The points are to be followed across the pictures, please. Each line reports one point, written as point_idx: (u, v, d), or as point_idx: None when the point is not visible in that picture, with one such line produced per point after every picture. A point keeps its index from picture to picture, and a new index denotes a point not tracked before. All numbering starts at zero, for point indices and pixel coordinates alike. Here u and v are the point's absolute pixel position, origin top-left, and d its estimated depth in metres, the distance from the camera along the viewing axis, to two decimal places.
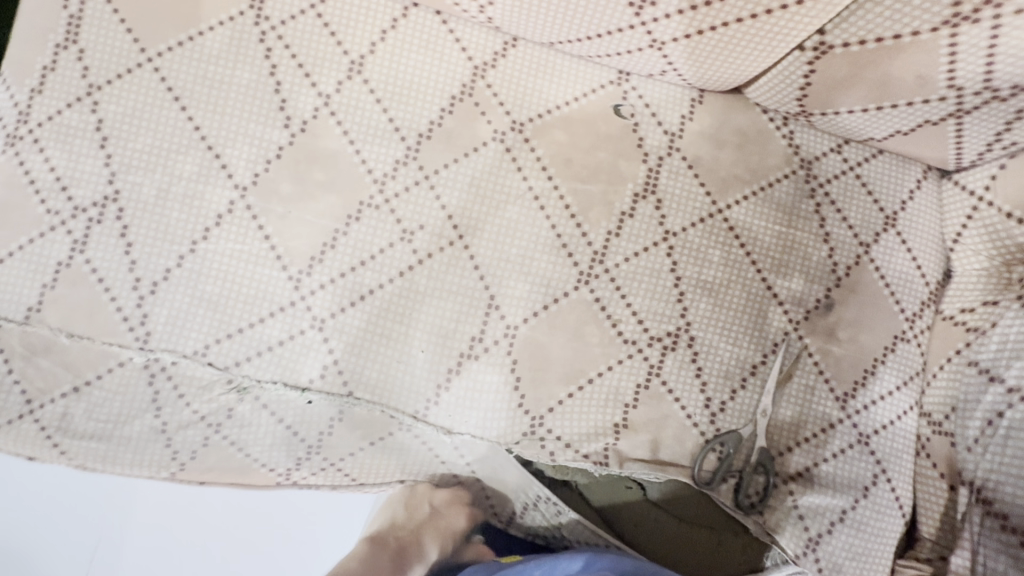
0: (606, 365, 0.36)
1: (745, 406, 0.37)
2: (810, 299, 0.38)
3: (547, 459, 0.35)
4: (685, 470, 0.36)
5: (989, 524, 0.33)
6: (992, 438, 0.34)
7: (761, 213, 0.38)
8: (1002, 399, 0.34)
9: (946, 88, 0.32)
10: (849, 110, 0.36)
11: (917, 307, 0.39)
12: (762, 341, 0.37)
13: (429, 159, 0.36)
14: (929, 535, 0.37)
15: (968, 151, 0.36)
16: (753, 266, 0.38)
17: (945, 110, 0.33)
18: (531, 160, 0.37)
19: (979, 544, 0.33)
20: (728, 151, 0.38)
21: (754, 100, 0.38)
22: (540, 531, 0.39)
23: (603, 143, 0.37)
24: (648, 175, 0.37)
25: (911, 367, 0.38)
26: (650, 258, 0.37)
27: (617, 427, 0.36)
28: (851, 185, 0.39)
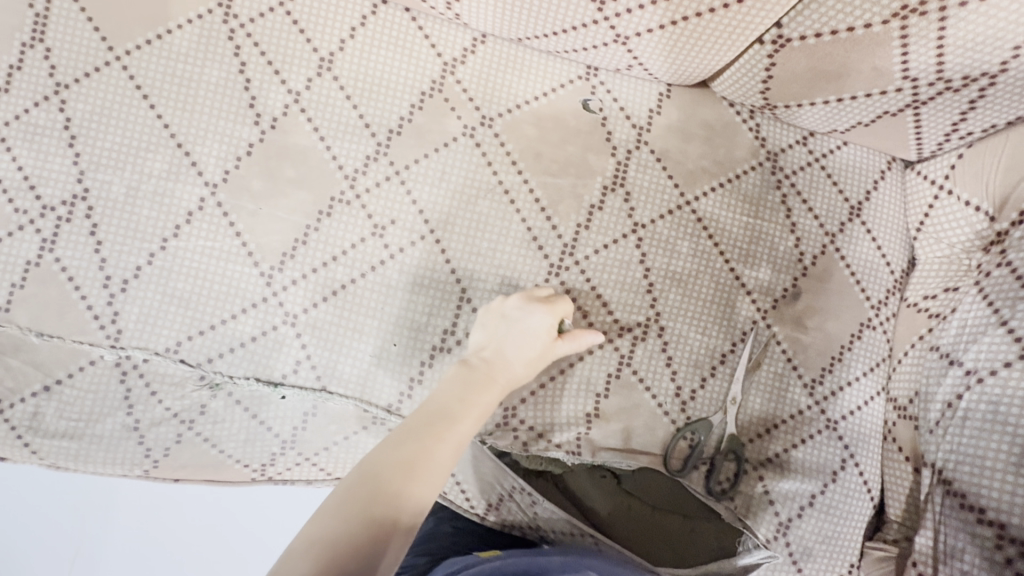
0: (578, 356, 0.37)
1: (715, 394, 0.38)
2: (778, 289, 0.39)
3: (520, 450, 0.36)
4: (656, 458, 0.37)
5: (950, 503, 0.32)
6: (952, 419, 0.33)
7: (729, 205, 0.39)
8: (961, 382, 0.34)
9: (901, 80, 0.33)
10: (811, 102, 0.37)
11: (882, 295, 0.40)
12: (730, 330, 0.38)
13: (400, 155, 0.36)
14: (894, 517, 0.38)
15: (927, 141, 0.38)
16: (721, 256, 0.38)
17: (901, 101, 0.34)
18: (501, 155, 0.37)
19: (940, 522, 0.33)
20: (695, 144, 0.39)
21: (721, 94, 0.39)
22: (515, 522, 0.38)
23: (572, 137, 0.38)
24: (617, 169, 0.38)
25: (877, 353, 0.39)
26: (619, 250, 0.38)
27: (589, 417, 0.37)
28: (817, 176, 0.40)
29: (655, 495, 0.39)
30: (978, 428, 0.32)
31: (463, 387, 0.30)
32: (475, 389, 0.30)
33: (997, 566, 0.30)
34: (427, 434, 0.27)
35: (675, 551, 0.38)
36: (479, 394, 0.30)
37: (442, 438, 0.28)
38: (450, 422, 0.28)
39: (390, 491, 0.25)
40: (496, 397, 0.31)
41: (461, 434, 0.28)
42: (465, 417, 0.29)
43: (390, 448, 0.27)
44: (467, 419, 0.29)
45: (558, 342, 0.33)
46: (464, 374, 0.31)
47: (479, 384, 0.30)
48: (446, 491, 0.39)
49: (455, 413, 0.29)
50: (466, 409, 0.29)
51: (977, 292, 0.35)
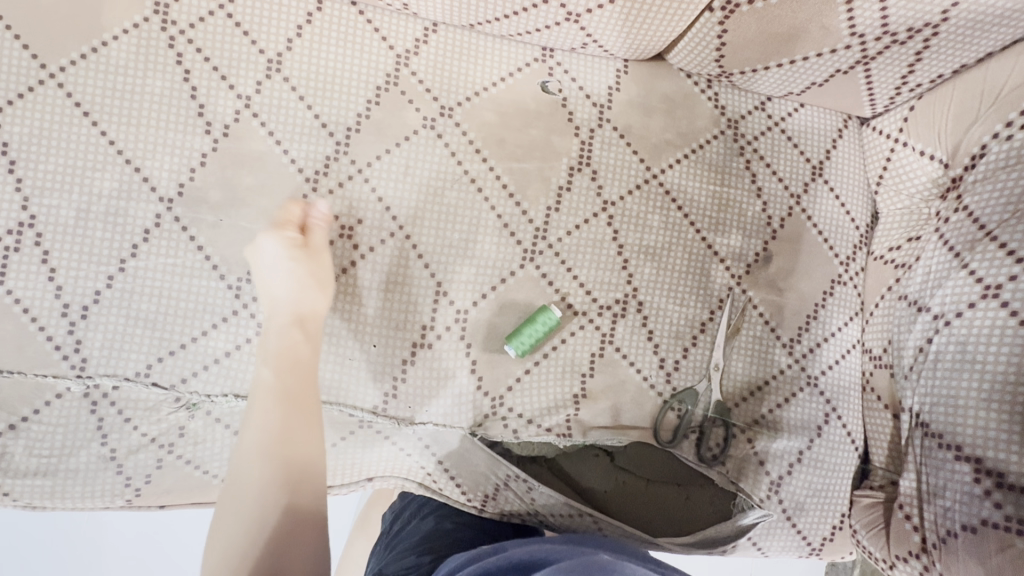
0: (560, 339, 0.37)
1: (698, 362, 0.38)
2: (750, 254, 0.39)
3: (512, 437, 0.37)
4: (646, 432, 0.38)
5: (928, 443, 0.33)
6: (924, 362, 0.34)
7: (695, 174, 0.39)
8: (930, 326, 0.35)
9: (850, 36, 0.34)
10: (765, 67, 0.37)
11: (849, 251, 0.41)
12: (707, 298, 0.39)
13: (361, 152, 0.36)
14: (879, 463, 0.39)
15: (879, 96, 0.39)
16: (692, 227, 0.39)
17: (852, 57, 0.35)
18: (464, 143, 0.37)
19: (922, 463, 0.34)
20: (657, 117, 0.39)
21: (677, 66, 0.39)
22: (513, 511, 0.38)
23: (535, 120, 0.38)
24: (581, 148, 0.38)
25: (850, 307, 0.41)
26: (591, 230, 0.38)
27: (577, 398, 0.37)
28: (778, 140, 0.40)
29: (649, 468, 0.38)
30: (949, 368, 0.33)
31: (283, 356, 0.30)
32: (295, 346, 0.30)
33: (977, 499, 0.31)
34: (277, 412, 0.28)
35: (675, 521, 0.38)
36: (295, 348, 0.30)
37: (291, 407, 0.28)
38: (294, 390, 0.29)
39: (267, 482, 0.26)
40: (313, 338, 0.31)
41: (303, 391, 0.29)
42: (297, 373, 0.30)
43: (247, 450, 0.27)
44: (303, 377, 0.30)
45: (311, 250, 0.32)
46: (274, 342, 0.31)
47: (292, 338, 0.30)
48: (441, 488, 0.38)
49: (288, 378, 0.29)
50: (299, 372, 0.30)
51: (938, 239, 0.36)
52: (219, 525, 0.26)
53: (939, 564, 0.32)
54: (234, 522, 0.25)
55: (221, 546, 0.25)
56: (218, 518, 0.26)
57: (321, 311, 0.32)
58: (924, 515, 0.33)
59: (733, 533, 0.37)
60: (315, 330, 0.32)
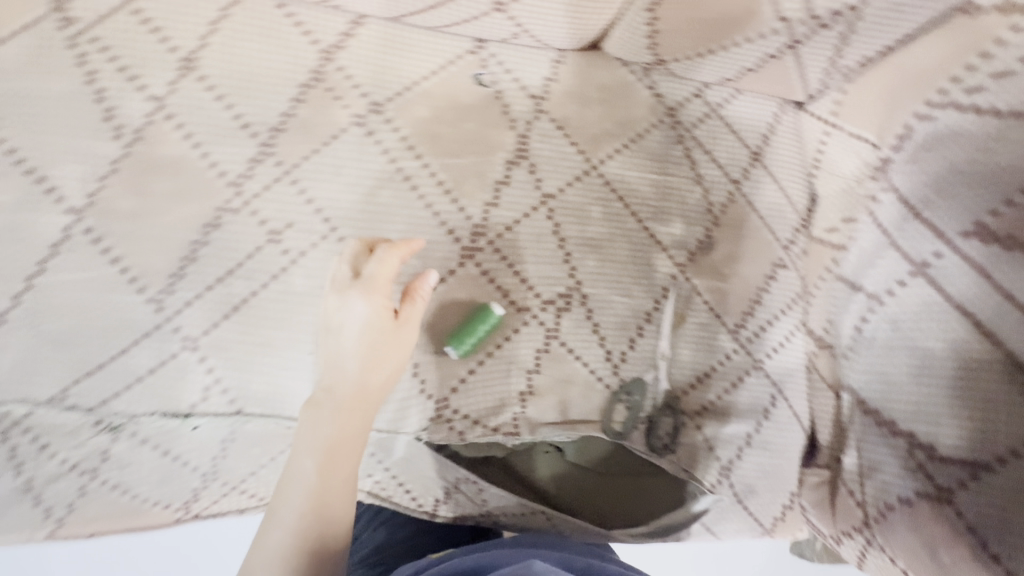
0: (506, 336, 0.43)
1: (647, 351, 0.45)
2: (692, 240, 0.47)
3: (457, 439, 0.41)
4: (595, 424, 0.43)
5: None
6: None
7: (635, 162, 0.47)
8: None
9: (779, 22, 0.41)
10: (691, 53, 0.45)
11: (791, 234, 0.49)
12: (651, 287, 0.46)
13: (289, 152, 0.41)
14: (825, 443, 0.50)
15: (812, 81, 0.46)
16: (633, 216, 0.46)
17: (780, 42, 0.42)
18: (396, 139, 0.43)
19: None
20: (594, 107, 0.47)
21: (613, 54, 0.47)
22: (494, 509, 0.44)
23: (468, 115, 0.44)
24: (520, 141, 0.45)
25: (792, 288, 0.48)
26: (532, 223, 0.44)
27: (523, 396, 0.42)
28: (715, 127, 0.48)
29: (597, 462, 0.46)
30: None
31: (338, 430, 0.35)
32: (353, 423, 0.36)
33: None
34: (320, 490, 0.34)
35: (621, 514, 0.45)
36: (348, 424, 0.36)
37: (339, 478, 0.35)
38: (340, 471, 0.35)
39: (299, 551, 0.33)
40: (362, 414, 0.36)
41: (345, 471, 0.35)
42: (343, 452, 0.35)
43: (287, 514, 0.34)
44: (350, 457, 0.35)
45: (394, 326, 0.37)
46: (329, 409, 0.35)
47: (344, 416, 0.36)
48: (391, 495, 0.44)
49: (338, 456, 0.35)
50: (348, 452, 0.35)
51: None
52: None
53: (881, 539, 0.43)
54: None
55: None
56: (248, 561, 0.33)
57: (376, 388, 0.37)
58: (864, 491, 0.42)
59: (686, 520, 0.45)
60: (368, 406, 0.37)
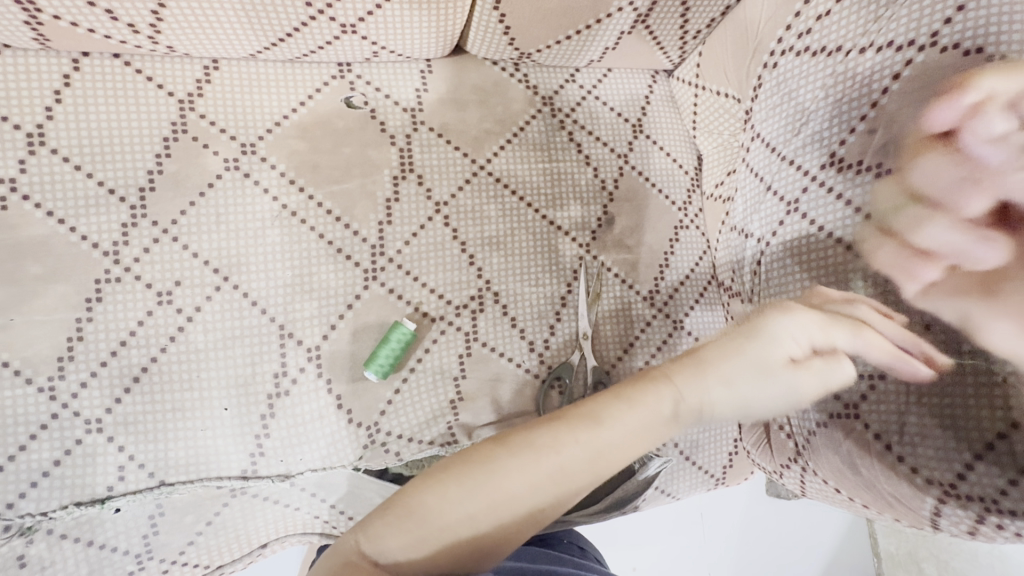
0: (452, 266, 1.04)
1: (544, 288, 1.07)
2: (586, 210, 1.10)
3: (463, 327, 1.03)
4: (512, 313, 1.05)
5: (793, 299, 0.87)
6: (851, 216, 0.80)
7: (521, 159, 1.09)
8: (815, 228, 0.84)
9: (595, 14, 0.95)
10: (551, 42, 1.02)
11: (809, 166, 0.85)
12: (550, 252, 1.08)
13: (325, 170, 1.00)
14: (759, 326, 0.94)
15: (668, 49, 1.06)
16: (527, 204, 1.08)
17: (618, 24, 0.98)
18: (368, 151, 1.02)
19: None
20: (470, 109, 1.07)
21: (508, 92, 1.09)
22: None
23: (377, 145, 1.03)
24: (413, 153, 1.04)
25: (776, 214, 0.90)
26: (430, 225, 1.04)
27: (462, 277, 1.04)
28: (586, 109, 1.12)
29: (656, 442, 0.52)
30: (845, 229, 0.80)
31: (661, 398, 0.62)
32: (659, 407, 0.62)
33: None
34: (645, 428, 0.62)
35: None
36: (666, 387, 0.63)
37: (647, 426, 0.62)
38: (650, 425, 0.62)
39: (625, 454, 0.61)
40: (674, 388, 0.63)
41: (648, 428, 0.62)
42: (651, 413, 0.62)
43: (628, 430, 0.61)
44: (651, 428, 0.62)
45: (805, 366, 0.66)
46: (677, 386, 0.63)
47: (669, 399, 0.63)
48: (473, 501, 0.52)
49: (652, 413, 0.62)
50: (653, 423, 0.62)
51: (816, 182, 0.84)
52: (590, 454, 0.60)
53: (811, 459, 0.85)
54: (599, 456, 0.60)
55: (589, 459, 0.60)
56: (593, 446, 0.60)
57: (705, 385, 0.63)
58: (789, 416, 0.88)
59: None
60: (680, 393, 0.63)
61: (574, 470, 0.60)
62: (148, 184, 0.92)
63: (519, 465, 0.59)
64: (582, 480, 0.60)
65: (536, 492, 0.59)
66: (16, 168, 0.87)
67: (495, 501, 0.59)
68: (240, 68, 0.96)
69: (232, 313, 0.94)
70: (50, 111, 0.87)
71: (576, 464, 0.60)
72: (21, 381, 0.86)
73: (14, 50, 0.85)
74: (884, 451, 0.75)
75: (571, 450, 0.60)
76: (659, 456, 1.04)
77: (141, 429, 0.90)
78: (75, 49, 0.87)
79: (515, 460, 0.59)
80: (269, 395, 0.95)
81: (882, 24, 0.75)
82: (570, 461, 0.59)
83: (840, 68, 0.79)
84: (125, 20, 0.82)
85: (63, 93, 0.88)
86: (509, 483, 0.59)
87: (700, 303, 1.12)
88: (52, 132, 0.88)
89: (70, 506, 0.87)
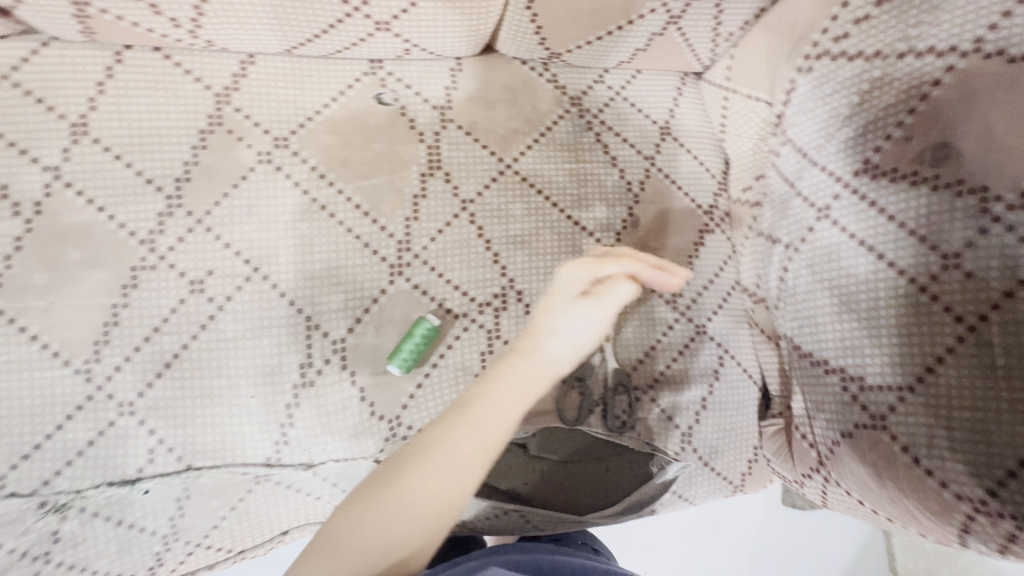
0: (477, 264, 1.05)
1: None
2: (612, 210, 1.10)
3: (485, 324, 1.03)
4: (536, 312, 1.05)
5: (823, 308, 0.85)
6: (885, 224, 0.78)
7: (548, 159, 1.09)
8: (847, 238, 0.82)
9: (626, 15, 0.94)
10: (581, 43, 1.02)
11: (844, 174, 0.83)
12: (575, 252, 1.08)
13: (352, 166, 1.02)
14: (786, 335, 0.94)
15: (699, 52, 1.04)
16: (553, 203, 1.08)
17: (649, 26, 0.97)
18: (395, 148, 1.04)
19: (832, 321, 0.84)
20: (498, 108, 1.08)
21: (535, 89, 1.09)
22: None
23: (405, 142, 1.04)
24: (442, 151, 1.05)
25: (807, 221, 0.88)
26: (457, 223, 1.05)
27: (486, 274, 1.05)
28: (614, 111, 1.12)
29: None
30: (878, 238, 0.79)
31: (529, 370, 0.71)
32: (531, 378, 0.71)
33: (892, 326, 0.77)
34: (522, 399, 0.71)
35: None
36: (528, 360, 0.72)
37: (524, 397, 0.71)
38: (525, 398, 0.71)
39: (506, 426, 0.69)
40: (537, 358, 0.72)
41: (523, 392, 0.71)
42: (523, 381, 0.71)
43: (508, 407, 0.70)
44: (526, 396, 0.71)
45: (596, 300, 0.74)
46: (537, 357, 0.72)
47: (533, 371, 0.71)
48: None
49: (525, 381, 0.71)
50: (529, 393, 0.71)
51: (849, 190, 0.82)
52: (480, 440, 0.67)
53: (833, 470, 0.84)
54: (486, 439, 0.68)
55: (478, 445, 0.67)
56: (477, 432, 0.68)
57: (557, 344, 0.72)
58: (814, 426, 0.87)
59: None
60: (545, 364, 0.72)
61: (470, 460, 0.67)
62: (184, 175, 0.95)
63: (418, 472, 0.66)
64: (479, 466, 0.68)
65: (428, 502, 0.66)
66: (60, 156, 0.91)
67: (404, 508, 0.65)
68: (275, 63, 0.99)
69: (260, 303, 0.97)
70: (93, 101, 0.91)
71: (468, 452, 0.67)
72: (58, 362, 0.90)
73: (63, 43, 0.90)
74: (912, 464, 0.73)
75: (458, 445, 0.67)
76: (677, 460, 1.03)
77: (170, 414, 0.93)
78: (118, 42, 0.90)
79: (413, 468, 0.66)
80: (295, 384, 0.97)
81: (923, 29, 0.73)
82: (465, 455, 0.67)
83: (877, 75, 0.78)
84: (167, 14, 0.85)
85: (106, 84, 0.92)
86: (413, 490, 0.66)
87: (722, 309, 1.10)
88: (95, 122, 0.91)
89: (103, 485, 0.91)
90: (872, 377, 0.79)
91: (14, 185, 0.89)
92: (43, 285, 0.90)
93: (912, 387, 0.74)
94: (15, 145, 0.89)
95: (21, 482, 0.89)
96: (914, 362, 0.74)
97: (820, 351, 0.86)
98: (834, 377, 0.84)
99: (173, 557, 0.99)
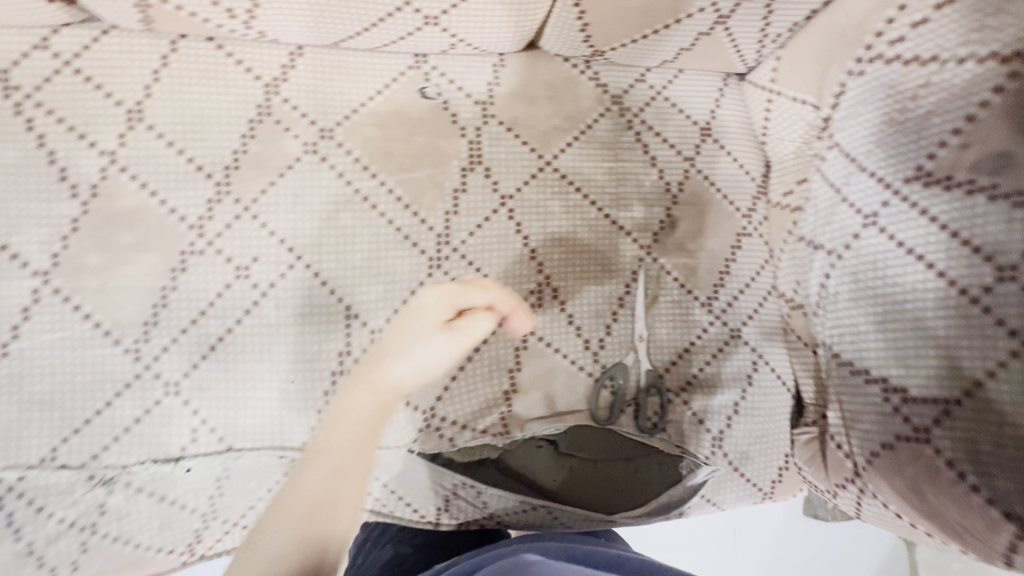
0: (513, 261, 1.05)
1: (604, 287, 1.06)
2: (651, 210, 1.08)
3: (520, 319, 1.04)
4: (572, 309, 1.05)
5: (869, 317, 0.83)
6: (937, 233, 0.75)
7: (588, 158, 1.09)
8: (897, 246, 0.79)
9: (675, 16, 0.93)
10: (626, 41, 1.01)
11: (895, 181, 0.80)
12: (613, 251, 1.07)
13: (392, 161, 1.04)
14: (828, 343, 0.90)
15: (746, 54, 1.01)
16: (591, 202, 1.08)
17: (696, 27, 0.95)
18: (434, 144, 1.05)
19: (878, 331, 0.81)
20: (540, 106, 1.08)
21: (578, 89, 1.09)
22: None
23: (445, 138, 1.05)
24: (484, 147, 1.06)
25: (853, 227, 0.85)
26: (495, 218, 1.05)
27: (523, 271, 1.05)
28: (657, 110, 1.10)
29: None
30: (929, 247, 0.75)
31: (361, 407, 0.67)
32: (370, 411, 0.67)
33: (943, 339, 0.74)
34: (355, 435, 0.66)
35: None
36: (363, 395, 0.67)
37: (355, 435, 0.66)
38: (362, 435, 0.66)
39: (348, 459, 0.65)
40: (367, 394, 0.67)
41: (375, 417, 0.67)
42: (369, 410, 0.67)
43: (339, 443, 0.65)
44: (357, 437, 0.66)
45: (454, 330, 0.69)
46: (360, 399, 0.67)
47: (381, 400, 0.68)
48: None
49: (372, 406, 0.67)
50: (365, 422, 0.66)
51: (899, 197, 0.79)
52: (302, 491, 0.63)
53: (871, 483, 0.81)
54: (303, 490, 0.63)
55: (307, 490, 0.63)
56: (318, 475, 0.64)
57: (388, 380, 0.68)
58: (852, 439, 0.84)
59: None
60: (379, 398, 0.68)
61: (283, 520, 0.62)
62: (233, 163, 0.99)
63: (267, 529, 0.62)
64: (342, 496, 0.64)
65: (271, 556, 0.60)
66: (117, 142, 0.95)
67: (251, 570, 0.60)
68: (323, 55, 1.01)
69: (300, 290, 1.00)
70: (149, 89, 0.96)
71: (297, 503, 0.63)
72: (110, 340, 0.95)
73: (125, 32, 0.94)
74: (955, 480, 0.70)
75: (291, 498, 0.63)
76: (708, 464, 1.01)
77: (212, 394, 0.97)
78: (175, 32, 0.94)
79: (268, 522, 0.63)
80: (332, 371, 1.00)
81: (985, 34, 0.70)
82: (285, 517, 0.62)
83: (935, 77, 0.74)
84: (224, 7, 0.87)
85: (161, 73, 0.96)
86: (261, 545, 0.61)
87: (755, 317, 1.07)
88: (150, 109, 0.96)
89: (148, 461, 0.96)
90: (916, 389, 0.76)
91: (73, 168, 0.94)
92: (98, 265, 0.95)
93: (959, 401, 0.71)
94: (75, 130, 0.94)
95: (73, 453, 0.94)
96: (962, 375, 0.71)
97: (862, 360, 0.84)
98: (876, 387, 0.81)
99: (211, 534, 1.02)
